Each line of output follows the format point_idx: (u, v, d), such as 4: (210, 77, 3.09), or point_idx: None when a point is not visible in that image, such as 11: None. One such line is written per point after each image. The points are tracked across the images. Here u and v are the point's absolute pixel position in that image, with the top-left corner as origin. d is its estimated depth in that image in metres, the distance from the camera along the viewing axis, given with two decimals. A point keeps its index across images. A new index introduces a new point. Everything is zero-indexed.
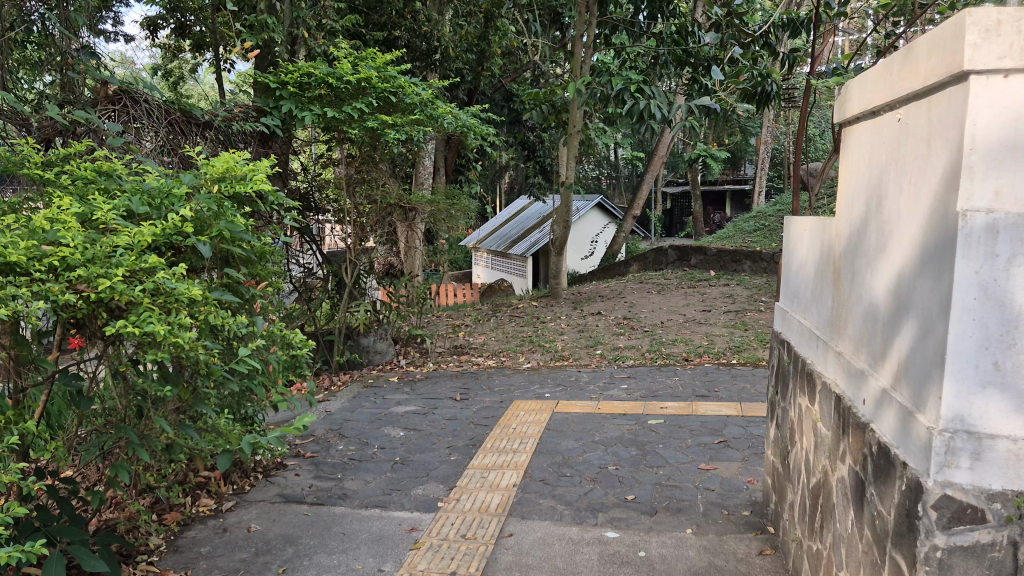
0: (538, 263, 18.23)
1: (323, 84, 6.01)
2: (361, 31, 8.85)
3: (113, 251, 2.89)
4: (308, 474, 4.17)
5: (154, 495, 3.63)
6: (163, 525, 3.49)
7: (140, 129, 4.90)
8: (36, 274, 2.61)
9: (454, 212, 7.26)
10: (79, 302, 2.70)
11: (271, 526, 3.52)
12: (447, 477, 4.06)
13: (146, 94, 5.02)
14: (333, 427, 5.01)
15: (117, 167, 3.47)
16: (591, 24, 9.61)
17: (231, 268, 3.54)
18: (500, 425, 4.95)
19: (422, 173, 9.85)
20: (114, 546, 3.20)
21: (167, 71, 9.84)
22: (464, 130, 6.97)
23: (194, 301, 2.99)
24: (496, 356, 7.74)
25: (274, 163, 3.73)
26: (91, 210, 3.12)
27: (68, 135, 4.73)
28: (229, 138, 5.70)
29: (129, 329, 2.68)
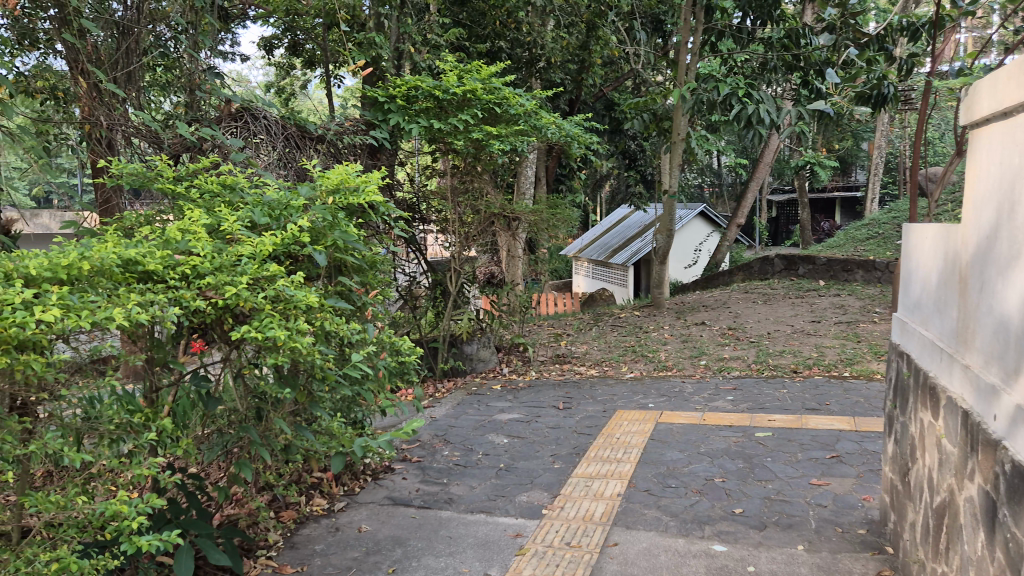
0: (639, 272, 18.08)
1: (430, 96, 6.17)
2: (465, 44, 9.02)
3: (238, 260, 3.07)
4: (415, 478, 4.27)
5: (272, 493, 3.80)
6: (281, 522, 3.66)
7: (259, 143, 5.16)
8: (171, 282, 2.79)
9: (556, 222, 7.31)
10: (209, 308, 2.87)
11: (381, 527, 3.63)
12: (551, 485, 4.08)
13: (266, 111, 5.32)
14: (438, 433, 5.12)
15: (239, 181, 3.67)
16: (696, 31, 9.47)
17: (345, 276, 3.67)
18: (603, 434, 4.93)
19: (523, 183, 9.93)
20: (237, 541, 3.37)
21: (281, 88, 10.28)
22: (568, 140, 7.02)
23: (311, 308, 3.13)
24: (598, 366, 7.73)
25: (386, 175, 3.83)
26: (218, 221, 3.32)
27: (195, 151, 5.06)
28: (340, 152, 5.91)
29: (252, 335, 2.82)
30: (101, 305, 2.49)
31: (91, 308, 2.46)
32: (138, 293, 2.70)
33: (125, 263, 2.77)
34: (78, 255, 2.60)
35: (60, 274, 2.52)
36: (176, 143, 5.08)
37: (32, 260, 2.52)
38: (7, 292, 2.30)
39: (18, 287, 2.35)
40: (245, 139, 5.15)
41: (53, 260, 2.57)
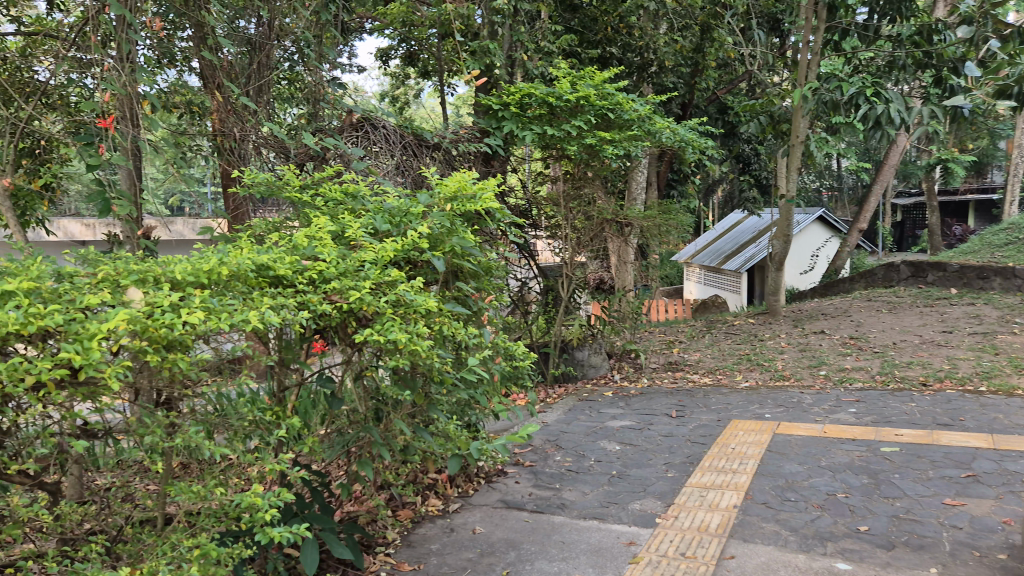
0: (754, 279, 17.60)
1: (543, 103, 6.22)
2: (577, 50, 9.03)
3: (361, 266, 3.19)
4: (527, 482, 4.30)
5: (390, 492, 3.91)
6: (398, 521, 3.77)
7: (379, 152, 5.34)
8: (299, 286, 2.93)
9: (668, 228, 7.21)
10: (334, 312, 2.99)
11: (494, 530, 3.67)
12: (664, 494, 4.03)
13: (385, 120, 5.49)
14: (550, 438, 5.14)
15: (361, 189, 3.81)
16: (818, 30, 9.16)
17: (462, 281, 3.74)
18: (718, 444, 4.83)
19: (635, 188, 9.86)
20: (357, 537, 3.50)
21: (396, 97, 10.56)
22: (682, 144, 6.93)
23: (430, 313, 3.22)
24: (712, 374, 7.58)
25: (502, 181, 3.87)
26: (343, 228, 3.45)
27: (318, 161, 5.27)
28: (456, 159, 6.03)
29: (375, 338, 2.92)
30: (238, 308, 2.64)
31: (229, 311, 2.60)
32: (271, 296, 2.84)
33: (258, 268, 2.92)
34: (217, 261, 2.77)
35: (201, 279, 2.68)
36: (301, 152, 5.32)
37: (178, 266, 2.71)
38: (157, 295, 2.47)
39: (166, 290, 2.52)
40: (366, 147, 5.34)
41: (195, 266, 2.75)
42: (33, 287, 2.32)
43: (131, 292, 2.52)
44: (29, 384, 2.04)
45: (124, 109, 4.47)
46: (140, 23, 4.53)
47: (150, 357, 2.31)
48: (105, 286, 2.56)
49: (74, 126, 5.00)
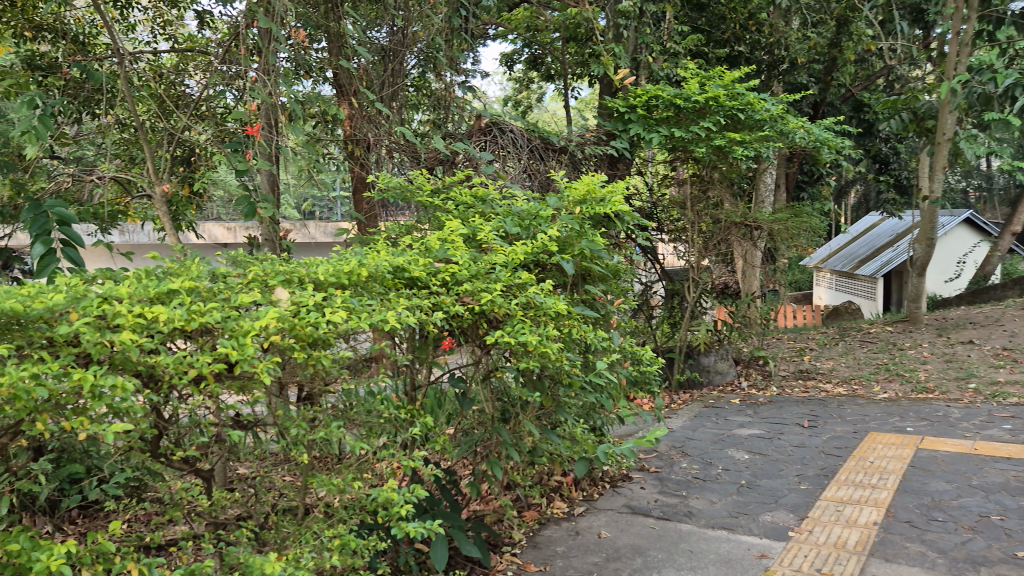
0: (890, 285, 16.75)
1: (671, 105, 6.14)
2: (705, 51, 8.82)
3: (492, 268, 3.25)
4: (653, 488, 4.25)
5: (517, 493, 3.96)
6: (524, 522, 3.81)
7: (507, 156, 5.41)
8: (433, 288, 3.02)
9: (801, 231, 6.96)
10: (466, 313, 3.06)
11: (620, 535, 3.65)
12: (797, 506, 3.89)
13: (513, 124, 5.56)
14: (676, 444, 5.06)
15: (491, 192, 3.87)
16: (968, 20, 8.62)
17: (591, 284, 3.74)
18: (855, 457, 4.62)
19: (763, 190, 9.56)
20: (485, 535, 3.56)
21: (519, 101, 10.67)
22: (818, 144, 6.67)
23: (560, 315, 3.25)
24: (847, 384, 7.26)
25: (631, 184, 3.84)
26: (473, 231, 3.53)
27: (448, 164, 5.40)
28: (581, 162, 6.04)
29: (506, 339, 2.97)
30: (376, 308, 2.74)
31: (368, 310, 2.71)
32: (406, 298, 2.93)
33: (394, 270, 3.02)
34: (357, 263, 2.87)
35: (342, 280, 2.80)
36: (432, 157, 5.46)
37: (321, 267, 2.83)
38: (302, 295, 2.59)
39: (312, 290, 2.64)
40: (495, 151, 5.43)
41: (337, 267, 2.87)
42: (193, 286, 2.47)
43: (279, 293, 2.66)
44: (191, 376, 2.18)
45: (267, 117, 4.69)
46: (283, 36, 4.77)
47: (297, 354, 2.43)
48: (256, 286, 2.71)
49: (223, 136, 5.32)
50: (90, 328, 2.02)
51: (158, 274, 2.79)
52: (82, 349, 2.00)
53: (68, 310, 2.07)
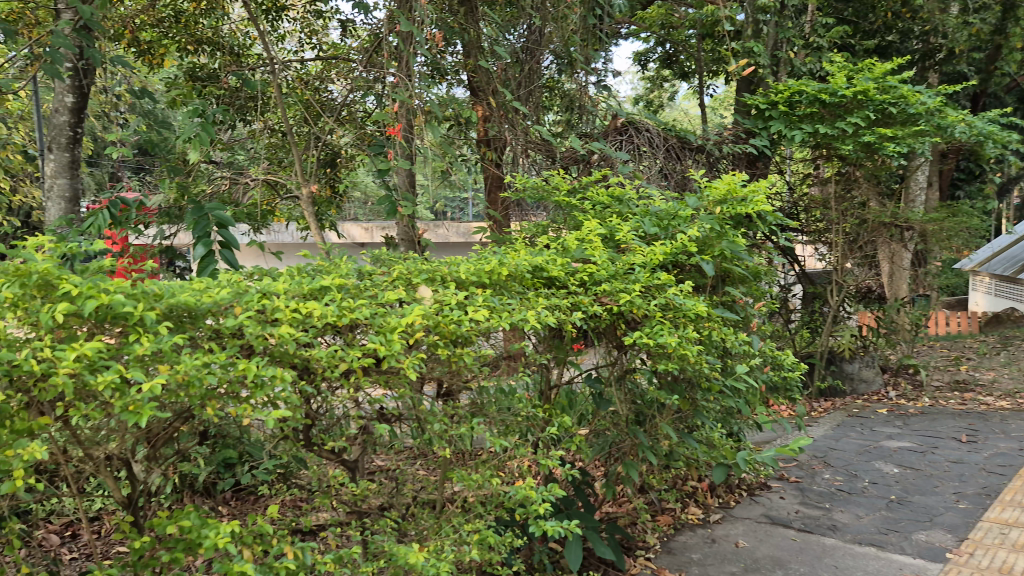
0: None
1: (815, 101, 5.91)
2: (852, 43, 8.39)
3: (629, 269, 3.24)
4: (794, 499, 4.09)
5: (651, 496, 3.91)
6: (658, 526, 3.75)
7: (643, 154, 5.41)
8: (572, 288, 3.04)
9: (957, 232, 6.58)
10: (605, 314, 3.07)
11: (759, 546, 3.53)
12: (955, 527, 3.64)
13: (649, 122, 5.56)
14: (817, 454, 4.85)
15: (628, 192, 3.85)
16: None
17: (731, 286, 3.64)
18: (1021, 477, 4.27)
19: (914, 188, 9.05)
20: (619, 538, 3.54)
21: (650, 101, 10.52)
22: (980, 139, 6.21)
23: (699, 317, 3.19)
24: (1011, 397, 6.73)
25: (775, 183, 3.71)
26: (611, 231, 3.52)
27: (583, 164, 5.45)
28: (718, 161, 5.90)
29: (644, 340, 2.96)
30: (517, 307, 2.78)
31: (509, 309, 2.76)
32: (545, 297, 2.97)
33: (533, 269, 3.06)
34: (498, 263, 2.94)
35: (483, 279, 2.86)
36: (568, 156, 5.56)
37: (463, 266, 2.90)
38: (446, 293, 2.66)
39: (454, 289, 2.71)
40: (631, 150, 5.44)
41: (478, 266, 2.93)
42: (343, 283, 2.58)
43: (422, 290, 2.73)
44: (342, 370, 2.27)
45: (402, 120, 4.81)
46: (421, 40, 4.91)
47: (441, 351, 2.51)
48: (401, 284, 2.79)
49: (365, 140, 5.53)
50: (251, 321, 2.14)
51: (310, 272, 2.92)
52: (246, 340, 2.13)
53: (233, 304, 2.21)
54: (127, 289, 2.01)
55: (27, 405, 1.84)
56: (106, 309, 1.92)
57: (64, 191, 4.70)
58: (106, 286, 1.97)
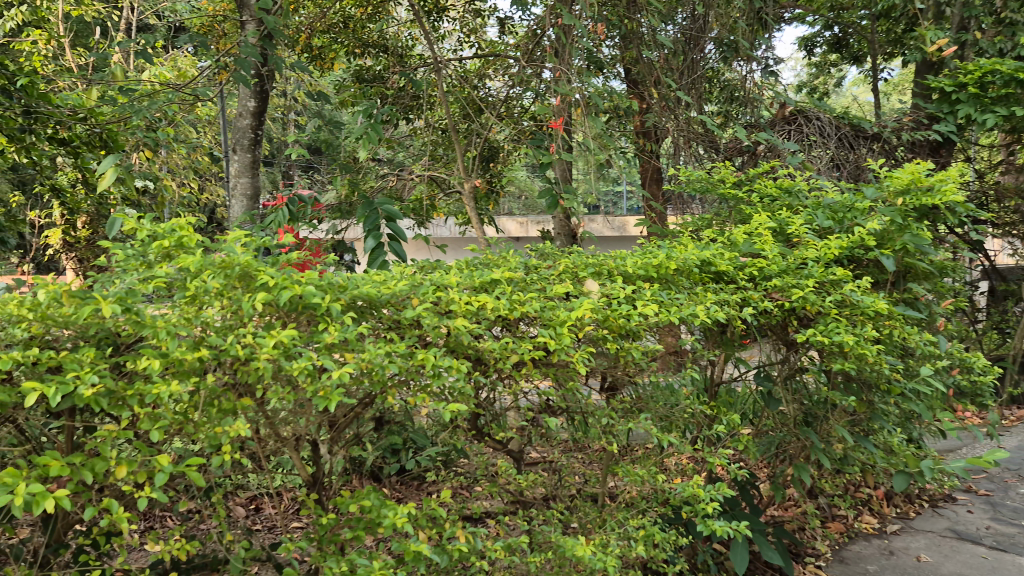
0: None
1: (1013, 81, 5.31)
2: None
3: (802, 264, 3.12)
4: (983, 514, 3.79)
5: (821, 502, 3.75)
6: (829, 534, 3.60)
7: (812, 145, 5.34)
8: (741, 283, 2.96)
9: None
10: (776, 310, 2.98)
11: (944, 562, 3.30)
12: None
13: (821, 111, 5.45)
14: (1011, 466, 4.46)
15: (799, 183, 3.69)
16: None
17: (914, 282, 3.41)
18: None
19: None
20: (787, 543, 3.42)
21: (816, 87, 9.98)
22: None
23: (880, 315, 3.02)
24: None
25: (966, 170, 3.42)
26: (782, 224, 3.41)
27: (748, 156, 5.52)
28: (898, 155, 5.66)
29: (818, 338, 2.84)
30: (685, 302, 2.77)
31: (678, 305, 2.74)
32: (713, 292, 2.92)
33: (701, 264, 3.03)
34: (665, 256, 2.94)
35: (651, 273, 2.87)
36: (732, 147, 5.59)
37: (630, 260, 2.93)
38: (613, 288, 2.67)
39: (622, 283, 2.72)
40: (800, 140, 5.39)
41: (645, 260, 2.93)
42: (512, 276, 2.64)
43: (589, 284, 2.76)
44: (514, 362, 2.33)
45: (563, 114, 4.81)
46: (578, 32, 4.87)
47: (610, 344, 2.53)
48: (567, 278, 2.86)
49: (523, 135, 5.57)
50: (429, 313, 2.22)
51: (477, 265, 2.99)
52: (424, 331, 2.22)
53: (410, 296, 2.30)
54: (316, 281, 2.14)
55: (231, 386, 2.00)
56: (299, 299, 2.06)
57: (246, 189, 5.06)
58: (299, 278, 2.11)
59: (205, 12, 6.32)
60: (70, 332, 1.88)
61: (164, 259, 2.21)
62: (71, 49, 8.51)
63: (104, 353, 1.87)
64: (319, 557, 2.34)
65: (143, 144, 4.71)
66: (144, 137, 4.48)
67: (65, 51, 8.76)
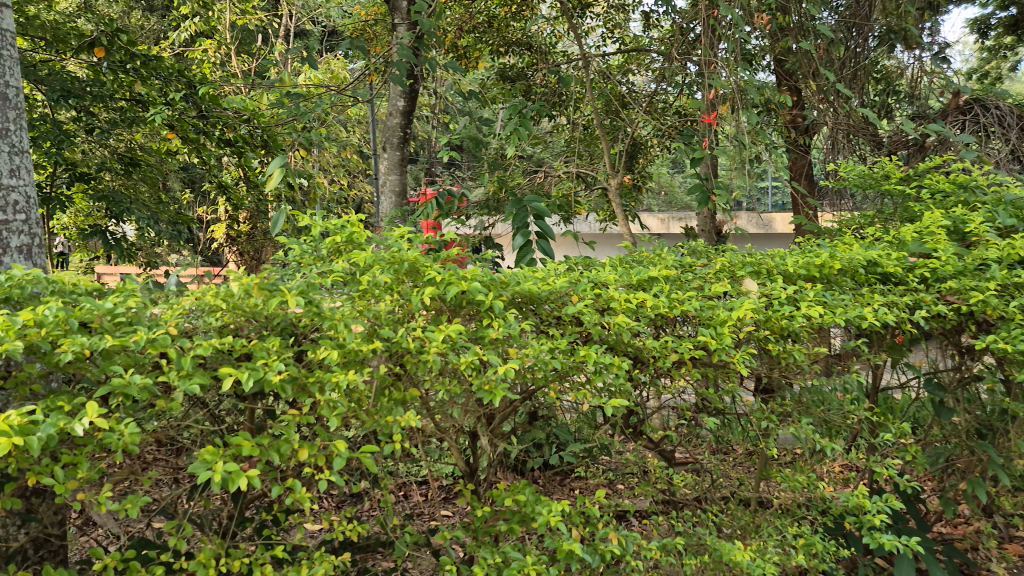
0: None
1: None
2: None
3: (980, 265, 2.91)
4: None
5: (997, 520, 3.51)
6: (1006, 556, 3.37)
7: (989, 136, 5.00)
8: (912, 284, 2.80)
9: None
10: (951, 314, 2.78)
11: None
12: None
13: (1000, 100, 5.09)
14: None
15: (976, 178, 3.44)
16: None
17: None
18: None
19: None
20: (959, 563, 3.23)
21: (988, 73, 9.26)
22: None
23: None
24: None
25: None
26: (957, 222, 3.20)
27: (915, 150, 5.24)
28: None
29: (1001, 346, 2.63)
30: (851, 304, 2.64)
31: (842, 306, 2.63)
32: (880, 294, 2.78)
33: (867, 265, 2.89)
34: (829, 255, 2.84)
35: (814, 273, 2.78)
36: (897, 141, 5.32)
37: (790, 259, 2.85)
38: (774, 288, 2.61)
39: (783, 283, 2.64)
40: (976, 131, 5.06)
41: (806, 260, 2.84)
42: (670, 274, 2.62)
43: (748, 284, 2.70)
44: (674, 360, 2.31)
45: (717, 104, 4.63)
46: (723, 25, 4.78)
47: (772, 346, 2.46)
48: (725, 276, 2.81)
49: (670, 131, 5.48)
50: (589, 310, 2.25)
51: (631, 262, 2.98)
52: (584, 328, 2.25)
53: (570, 293, 2.34)
54: (480, 277, 2.20)
55: (400, 378, 2.10)
56: (464, 295, 2.13)
57: (394, 185, 5.19)
58: (464, 274, 2.18)
59: (358, 16, 6.59)
60: (255, 322, 2.03)
61: (335, 253, 2.34)
62: (237, 56, 9.09)
63: (287, 342, 2.01)
64: (476, 545, 2.40)
65: (297, 145, 4.59)
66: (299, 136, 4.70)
67: (232, 58, 9.38)
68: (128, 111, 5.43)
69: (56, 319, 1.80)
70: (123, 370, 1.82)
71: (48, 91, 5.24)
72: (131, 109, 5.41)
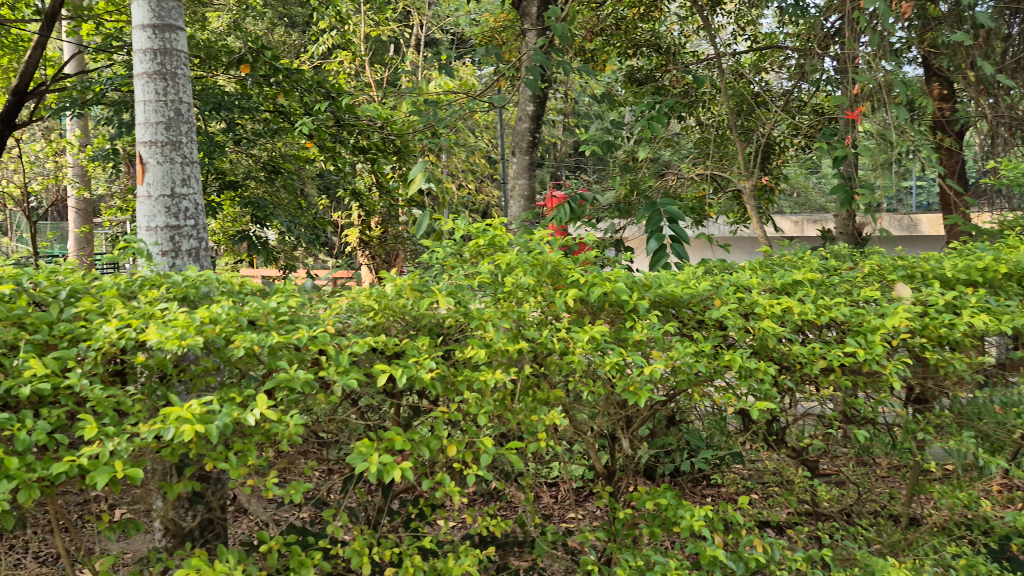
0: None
1: None
2: None
3: None
4: None
5: None
6: None
7: None
8: None
9: None
10: None
11: None
12: None
13: None
14: None
15: None
16: None
17: None
18: None
19: None
20: None
21: None
22: None
23: None
24: None
25: None
26: None
27: None
28: None
29: None
30: (1018, 311, 2.47)
31: (1009, 313, 2.46)
32: None
33: None
34: (992, 259, 2.66)
35: (975, 277, 2.62)
36: None
37: (948, 262, 2.70)
38: (931, 293, 2.48)
39: (940, 288, 2.50)
40: None
41: (966, 263, 2.69)
42: (815, 278, 2.54)
43: (902, 288, 2.58)
44: (823, 367, 2.24)
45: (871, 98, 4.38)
46: (867, 18, 4.56)
47: (931, 355, 2.33)
48: (875, 281, 2.70)
49: (809, 129, 5.28)
50: (732, 315, 2.23)
51: (771, 266, 2.91)
52: (728, 333, 2.22)
53: (713, 297, 2.32)
54: (622, 279, 2.21)
55: (544, 378, 2.15)
56: (607, 297, 2.15)
57: (523, 189, 5.21)
58: (607, 276, 2.19)
59: (487, 24, 6.72)
60: (405, 322, 2.12)
61: (477, 256, 2.41)
62: (371, 66, 9.42)
63: (437, 342, 2.09)
64: (616, 548, 2.41)
65: (429, 150, 4.69)
66: (419, 140, 4.83)
67: (366, 69, 9.73)
68: (272, 122, 5.74)
69: (228, 317, 1.94)
70: (288, 366, 1.95)
71: (203, 105, 5.59)
72: (275, 120, 5.71)
